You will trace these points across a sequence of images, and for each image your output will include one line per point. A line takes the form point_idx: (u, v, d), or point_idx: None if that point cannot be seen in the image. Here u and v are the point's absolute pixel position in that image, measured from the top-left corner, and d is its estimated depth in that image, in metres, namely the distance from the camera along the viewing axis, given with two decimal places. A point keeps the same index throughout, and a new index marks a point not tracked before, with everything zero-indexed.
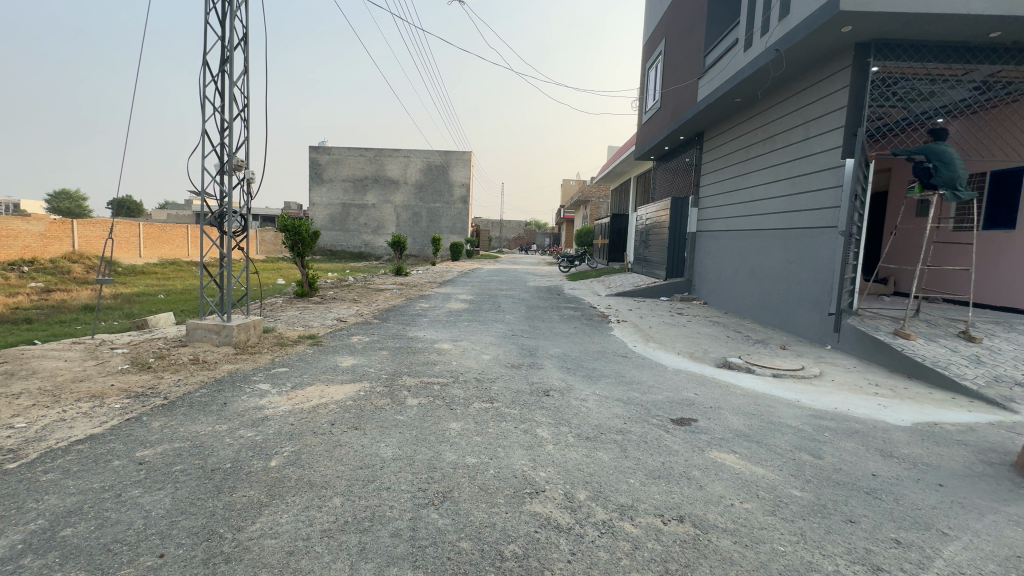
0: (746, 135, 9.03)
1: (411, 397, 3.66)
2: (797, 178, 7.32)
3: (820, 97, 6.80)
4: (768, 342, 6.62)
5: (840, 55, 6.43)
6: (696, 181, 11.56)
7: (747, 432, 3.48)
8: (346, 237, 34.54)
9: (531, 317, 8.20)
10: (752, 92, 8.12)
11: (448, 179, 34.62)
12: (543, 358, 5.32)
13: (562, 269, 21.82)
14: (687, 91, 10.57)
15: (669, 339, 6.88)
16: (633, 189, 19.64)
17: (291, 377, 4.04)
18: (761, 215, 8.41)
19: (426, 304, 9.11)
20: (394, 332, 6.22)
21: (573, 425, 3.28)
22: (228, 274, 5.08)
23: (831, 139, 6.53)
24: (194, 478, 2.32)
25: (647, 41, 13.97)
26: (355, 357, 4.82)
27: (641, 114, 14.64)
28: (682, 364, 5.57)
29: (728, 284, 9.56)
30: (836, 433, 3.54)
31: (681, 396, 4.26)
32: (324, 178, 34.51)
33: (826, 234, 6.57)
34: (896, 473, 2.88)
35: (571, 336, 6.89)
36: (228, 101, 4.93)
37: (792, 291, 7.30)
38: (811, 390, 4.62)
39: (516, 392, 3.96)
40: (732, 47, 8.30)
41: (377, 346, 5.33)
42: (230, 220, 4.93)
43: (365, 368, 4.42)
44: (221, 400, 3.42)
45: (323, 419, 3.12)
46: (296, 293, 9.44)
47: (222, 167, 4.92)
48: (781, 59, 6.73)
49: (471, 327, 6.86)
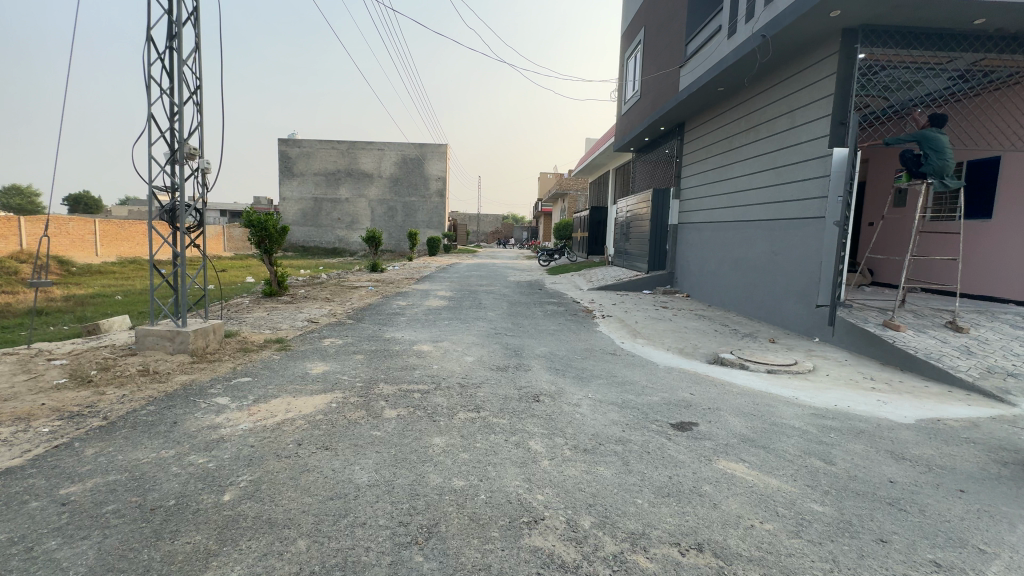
0: (729, 125, 8.90)
1: (389, 408, 3.31)
2: (783, 168, 7.20)
3: (805, 85, 6.67)
4: (756, 336, 6.50)
5: (826, 41, 6.30)
6: (677, 173, 11.42)
7: (752, 436, 3.26)
8: (319, 232, 33.55)
9: (514, 314, 7.91)
10: (735, 80, 7.96)
11: (424, 173, 33.92)
12: (531, 359, 5.03)
13: (542, 263, 21.57)
14: (668, 80, 10.38)
15: (657, 334, 6.68)
16: (613, 181, 19.48)
17: (254, 388, 3.64)
18: (745, 206, 8.30)
19: (403, 302, 8.71)
20: (370, 333, 5.83)
21: (569, 436, 3.00)
22: (183, 274, 4.61)
23: (818, 127, 6.41)
24: (128, 522, 1.94)
25: (625, 31, 13.75)
26: (327, 362, 4.43)
27: (620, 105, 14.45)
28: (673, 361, 5.36)
29: (711, 276, 9.45)
30: (842, 433, 3.37)
31: (677, 398, 4.04)
32: (295, 172, 33.37)
33: (813, 224, 6.47)
34: (914, 479, 2.70)
35: (557, 333, 6.63)
36: (177, 82, 4.45)
37: (778, 282, 7.20)
38: (808, 386, 4.46)
39: (504, 398, 3.66)
40: (715, 35, 8.13)
41: (352, 350, 4.94)
42: (183, 215, 4.46)
43: (338, 375, 4.04)
44: (171, 419, 3.01)
45: (288, 439, 2.75)
46: (264, 292, 8.88)
47: (172, 156, 4.44)
48: (767, 46, 6.56)
49: (451, 325, 6.53)
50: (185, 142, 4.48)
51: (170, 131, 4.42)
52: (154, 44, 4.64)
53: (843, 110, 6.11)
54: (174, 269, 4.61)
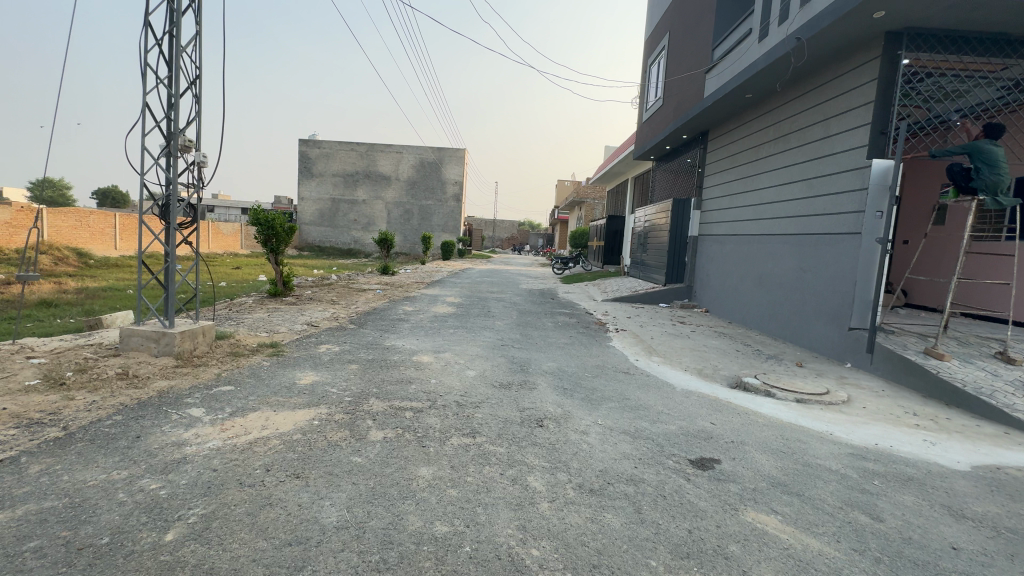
0: (756, 133, 8.48)
1: (376, 430, 2.99)
2: (814, 180, 6.76)
3: (843, 92, 6.25)
4: (782, 358, 6.05)
5: (867, 45, 5.89)
6: (699, 183, 11.00)
7: (784, 480, 2.86)
8: (335, 233, 33.73)
9: (523, 324, 7.56)
10: (765, 86, 7.56)
11: (441, 177, 33.88)
12: (537, 376, 4.68)
13: (557, 271, 21.18)
14: (692, 86, 10.00)
15: (674, 352, 6.27)
16: (631, 190, 19.05)
17: (234, 399, 3.35)
18: (771, 219, 7.86)
19: (410, 307, 8.43)
20: (370, 340, 5.54)
21: (573, 472, 2.65)
22: (174, 272, 4.38)
23: (855, 137, 5.99)
24: (45, 566, 1.65)
25: (649, 37, 13.43)
26: (318, 372, 4.14)
27: (641, 112, 14.08)
28: (691, 384, 4.96)
29: (732, 292, 9.01)
30: (888, 481, 2.95)
31: (696, 427, 3.66)
32: (314, 172, 33.65)
33: (847, 240, 6.03)
34: (982, 548, 2.28)
35: (567, 347, 6.27)
36: (176, 71, 4.28)
37: (807, 301, 6.75)
38: (843, 419, 4.03)
39: (504, 422, 3.31)
40: (744, 39, 7.75)
41: (347, 359, 4.64)
42: (176, 210, 4.25)
43: (328, 387, 3.73)
44: (134, 433, 2.73)
45: (255, 464, 2.45)
46: (268, 292, 8.69)
47: (166, 148, 4.25)
48: (802, 49, 6.15)
49: (456, 335, 6.22)
50: (181, 133, 4.29)
51: (165, 122, 4.23)
52: (154, 31, 4.46)
53: (885, 119, 5.68)
54: (165, 266, 4.39)
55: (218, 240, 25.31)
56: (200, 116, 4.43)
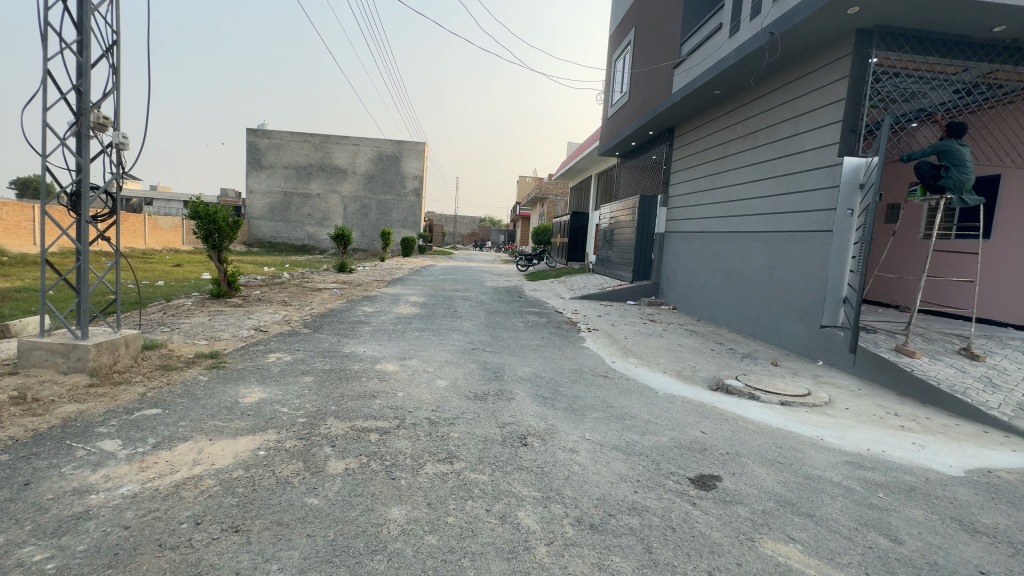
0: (724, 130, 8.45)
1: (336, 460, 2.54)
2: (784, 177, 6.76)
3: (813, 89, 6.23)
4: (756, 357, 5.98)
5: (838, 42, 5.87)
6: (665, 179, 10.95)
7: (789, 497, 2.65)
8: (287, 228, 32.11)
9: (492, 325, 7.19)
10: (735, 81, 7.50)
11: (400, 171, 32.81)
12: (512, 383, 4.32)
13: (521, 267, 20.92)
14: (659, 82, 9.89)
15: (650, 353, 6.08)
16: (595, 186, 19.00)
17: (159, 426, 2.80)
18: (740, 217, 7.85)
19: (370, 308, 7.85)
20: (326, 347, 5.00)
21: (569, 503, 2.31)
22: (85, 273, 3.70)
23: (825, 134, 5.98)
24: None
25: (614, 32, 13.31)
26: (265, 388, 3.61)
27: (607, 107, 13.97)
28: (673, 387, 4.75)
29: (700, 289, 8.99)
30: (893, 493, 2.79)
31: (688, 438, 3.42)
32: (264, 164, 31.84)
33: (818, 238, 6.03)
34: (1009, 569, 2.12)
35: (540, 349, 5.96)
36: (85, 36, 3.63)
37: (777, 299, 6.75)
38: (829, 422, 3.91)
39: (484, 442, 2.94)
40: (714, 34, 7.65)
41: (300, 371, 4.11)
42: (88, 199, 3.58)
43: (277, 406, 3.22)
44: (21, 479, 2.16)
45: (180, 516, 1.96)
46: (210, 294, 7.87)
47: (74, 126, 3.59)
48: (776, 44, 6.06)
49: (422, 338, 5.78)
50: (94, 108, 3.64)
51: (71, 96, 3.57)
52: None
53: (855, 117, 5.69)
54: (75, 267, 3.71)
55: (155, 236, 23.46)
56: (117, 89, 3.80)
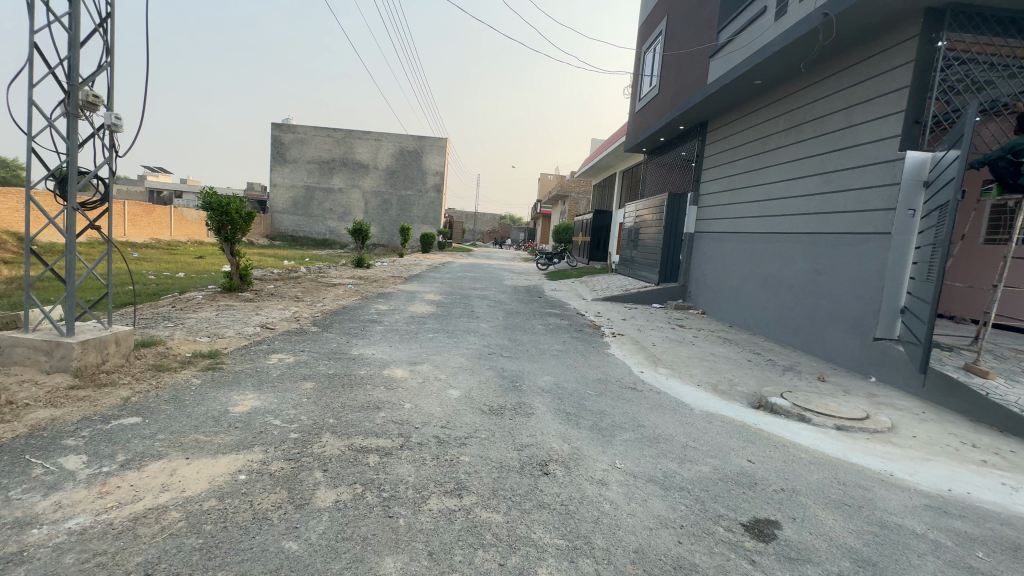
0: (764, 123, 7.87)
1: (325, 489, 2.18)
2: (833, 174, 6.19)
3: (870, 76, 5.65)
4: (800, 371, 5.43)
5: (901, 23, 5.27)
6: (696, 177, 10.38)
7: (868, 556, 2.18)
8: (309, 222, 32.31)
9: (511, 327, 6.80)
10: (780, 69, 6.91)
11: (421, 166, 32.68)
12: (531, 395, 3.90)
13: (541, 266, 20.49)
14: (693, 73, 9.33)
15: (681, 363, 5.59)
16: (619, 184, 18.42)
17: (134, 440, 2.48)
18: (780, 217, 7.28)
19: (383, 306, 7.53)
20: (332, 348, 4.68)
21: (601, 559, 1.89)
22: (73, 264, 3.44)
23: (884, 127, 5.40)
24: None
25: (643, 23, 12.75)
26: (260, 395, 3.27)
27: (634, 101, 13.44)
28: (709, 403, 4.28)
29: (732, 293, 8.45)
30: (997, 553, 2.29)
31: (734, 470, 2.97)
32: (288, 158, 32.12)
33: (872, 241, 5.46)
34: None
35: (561, 355, 5.55)
36: (74, 6, 3.37)
37: (821, 307, 6.20)
38: (895, 453, 3.40)
39: (500, 470, 2.54)
40: (757, 18, 7.08)
41: (301, 375, 3.77)
42: (75, 183, 3.32)
43: (269, 418, 2.88)
44: None
45: (129, 563, 1.62)
46: (222, 287, 7.67)
47: (61, 103, 3.34)
48: (830, 26, 5.48)
49: (437, 341, 5.41)
50: (84, 85, 3.38)
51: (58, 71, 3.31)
52: None
53: (920, 107, 5.10)
54: (63, 256, 3.46)
55: (181, 227, 23.72)
56: (109, 64, 3.53)
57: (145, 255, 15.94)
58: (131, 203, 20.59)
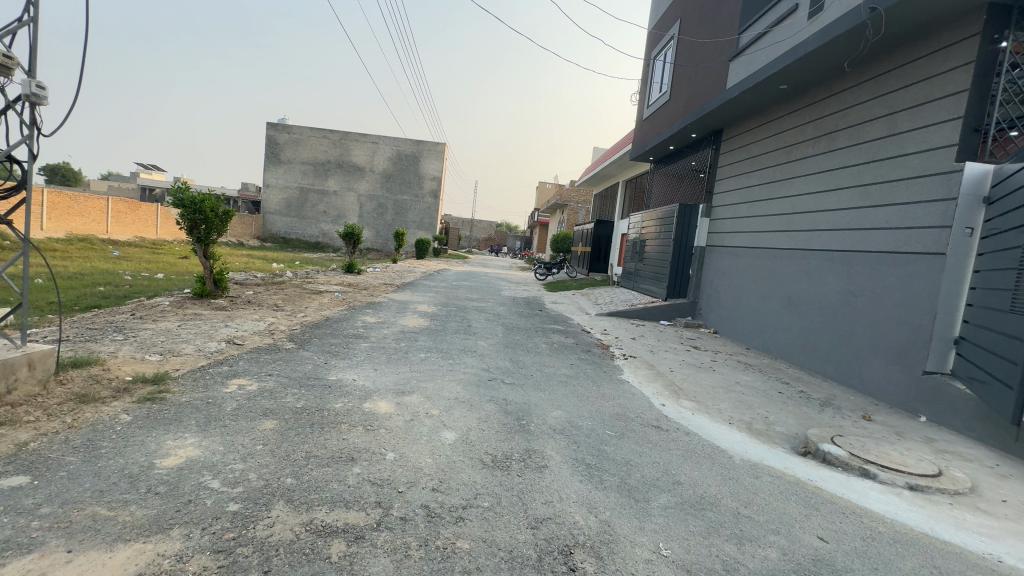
0: (790, 131, 7.32)
1: None
2: (872, 187, 5.64)
3: (919, 79, 5.11)
4: (840, 407, 4.79)
5: (960, 20, 4.70)
6: (709, 187, 9.81)
7: None
8: (301, 224, 31.57)
9: (512, 346, 6.13)
10: (812, 71, 6.34)
11: (419, 171, 32.06)
12: (542, 439, 3.23)
13: (539, 276, 19.87)
14: (710, 77, 8.78)
15: (706, 394, 4.93)
16: (621, 194, 17.86)
17: (3, 517, 1.78)
18: (807, 232, 6.73)
19: (371, 318, 6.83)
20: (306, 372, 3.98)
21: None
22: None
23: (936, 135, 4.85)
24: None
25: (654, 28, 12.27)
26: (202, 440, 2.57)
27: (642, 108, 12.94)
28: (749, 449, 3.64)
29: (750, 313, 7.87)
30: None
31: (809, 556, 2.29)
32: (282, 159, 31.45)
33: (919, 261, 4.89)
34: None
35: (570, 382, 4.87)
36: None
37: (857, 333, 5.61)
38: (992, 526, 2.76)
39: (509, 568, 1.85)
40: (787, 17, 6.53)
41: (261, 411, 3.07)
42: None
43: (204, 479, 2.18)
44: None
45: None
46: (194, 292, 6.94)
47: None
48: (878, 21, 4.92)
49: (430, 363, 4.72)
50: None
51: None
52: None
53: (980, 113, 4.54)
54: None
55: (167, 225, 22.97)
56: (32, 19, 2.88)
57: (124, 253, 15.17)
58: (116, 198, 19.81)
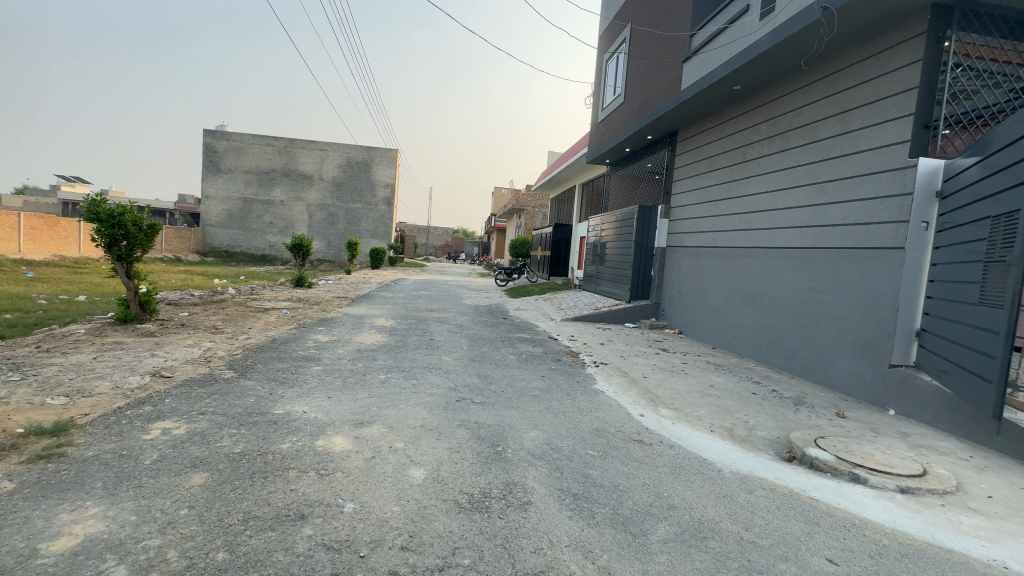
0: (745, 131, 7.40)
1: None
2: (829, 184, 5.71)
3: (870, 78, 5.21)
4: (814, 406, 4.75)
5: (907, 19, 4.81)
6: (667, 188, 9.85)
7: None
8: (246, 236, 29.84)
9: (479, 359, 5.77)
10: (766, 71, 6.40)
11: (371, 178, 31.09)
12: (522, 468, 2.91)
13: (500, 283, 19.57)
14: (664, 79, 8.80)
15: (683, 400, 4.77)
16: (578, 197, 17.89)
17: None
18: (766, 230, 6.78)
19: (324, 337, 6.27)
20: (249, 407, 3.47)
21: None
22: None
23: (889, 132, 4.93)
24: None
25: (606, 32, 12.32)
26: (108, 510, 2.06)
27: (596, 111, 12.95)
28: (736, 459, 3.46)
29: (713, 312, 7.89)
30: None
31: None
32: (222, 168, 29.66)
33: (880, 256, 4.94)
34: None
35: (544, 396, 4.58)
36: None
37: (821, 329, 5.65)
38: (987, 527, 2.69)
39: None
40: (739, 18, 6.58)
41: (191, 461, 2.57)
42: None
43: (105, 566, 1.71)
44: None
45: None
46: (116, 317, 6.17)
47: None
48: (832, 20, 4.96)
49: (391, 385, 4.29)
50: None
51: None
52: None
53: (931, 110, 4.64)
54: None
55: None
56: None
57: (39, 275, 13.65)
58: (30, 214, 17.94)
